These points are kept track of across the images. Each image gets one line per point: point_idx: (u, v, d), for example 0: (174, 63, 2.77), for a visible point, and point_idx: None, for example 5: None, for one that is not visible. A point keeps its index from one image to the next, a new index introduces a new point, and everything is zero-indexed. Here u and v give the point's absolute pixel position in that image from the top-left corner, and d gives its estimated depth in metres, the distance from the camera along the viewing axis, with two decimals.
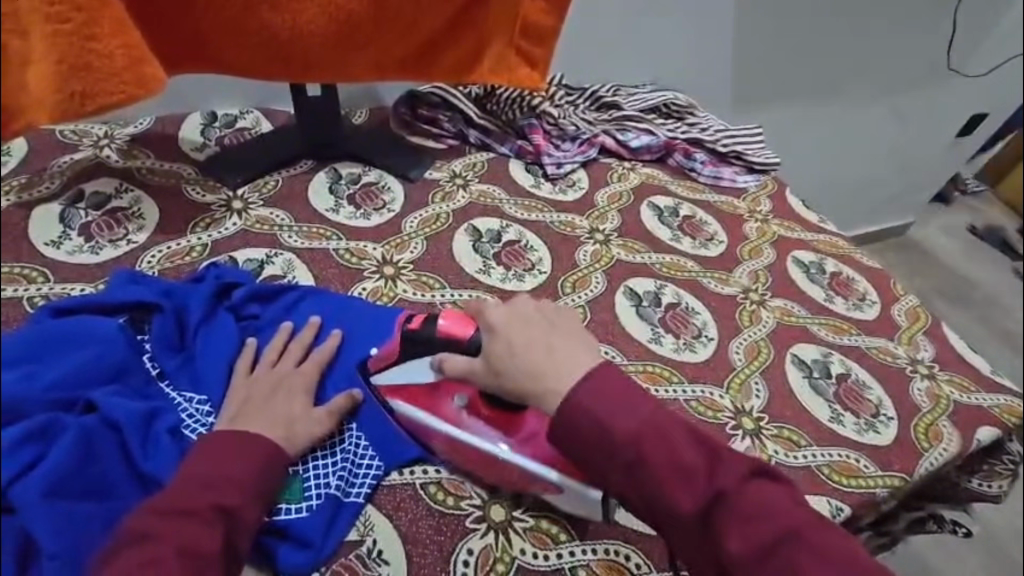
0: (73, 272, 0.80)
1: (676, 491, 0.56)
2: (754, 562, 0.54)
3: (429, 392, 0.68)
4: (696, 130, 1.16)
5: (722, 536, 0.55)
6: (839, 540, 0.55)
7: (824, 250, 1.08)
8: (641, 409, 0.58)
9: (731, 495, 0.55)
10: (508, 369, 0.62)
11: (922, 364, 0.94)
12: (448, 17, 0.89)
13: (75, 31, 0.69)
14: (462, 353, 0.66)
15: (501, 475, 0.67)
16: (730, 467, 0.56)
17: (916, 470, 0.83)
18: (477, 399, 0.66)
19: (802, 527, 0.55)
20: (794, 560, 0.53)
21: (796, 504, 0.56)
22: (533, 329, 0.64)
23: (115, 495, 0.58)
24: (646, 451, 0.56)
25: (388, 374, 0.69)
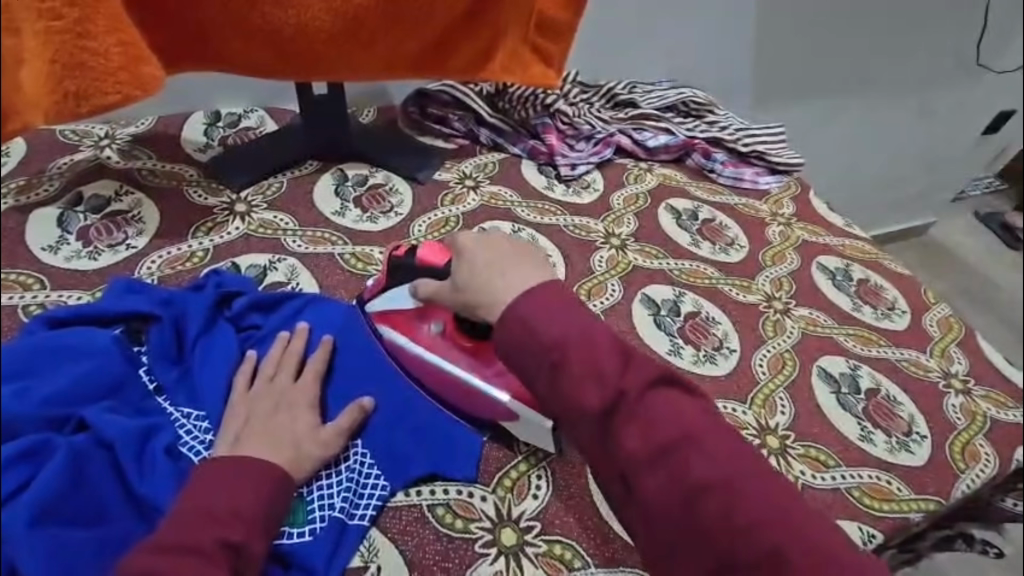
0: (70, 278, 0.77)
1: (582, 387, 0.53)
2: (646, 464, 0.52)
3: (411, 318, 0.69)
4: (715, 129, 1.11)
5: (620, 436, 0.53)
6: (735, 447, 0.54)
7: (851, 256, 1.03)
8: (566, 309, 0.56)
9: (637, 397, 0.53)
10: (468, 288, 0.62)
11: (956, 378, 0.89)
12: (461, 12, 0.85)
13: (68, 29, 0.65)
14: (434, 278, 0.67)
15: (465, 401, 0.69)
16: (641, 370, 0.54)
17: (952, 494, 0.79)
18: (453, 326, 0.67)
19: (702, 434, 0.53)
20: (686, 464, 0.52)
21: (701, 411, 0.55)
22: (501, 251, 0.63)
23: (109, 520, 0.56)
24: (563, 349, 0.54)
25: (375, 299, 0.71)
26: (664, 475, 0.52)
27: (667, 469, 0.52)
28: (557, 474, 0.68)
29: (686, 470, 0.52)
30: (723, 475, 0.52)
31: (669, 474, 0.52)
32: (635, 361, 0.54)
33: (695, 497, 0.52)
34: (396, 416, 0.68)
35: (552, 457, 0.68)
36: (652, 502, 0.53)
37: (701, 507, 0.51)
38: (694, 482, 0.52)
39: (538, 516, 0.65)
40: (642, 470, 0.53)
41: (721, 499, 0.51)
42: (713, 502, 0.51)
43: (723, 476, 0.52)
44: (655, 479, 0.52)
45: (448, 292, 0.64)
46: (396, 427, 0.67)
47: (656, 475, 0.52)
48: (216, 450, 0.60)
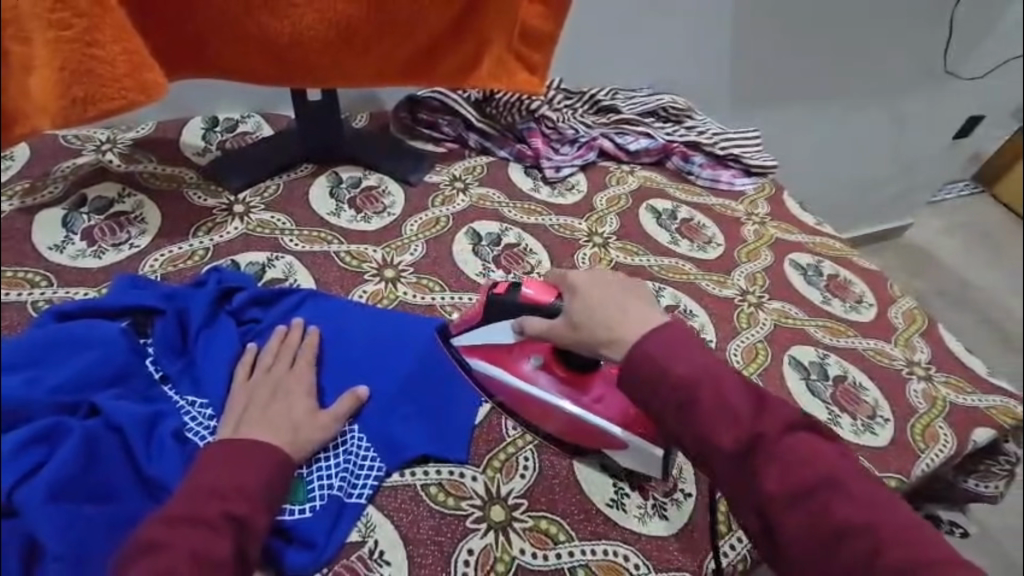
0: (76, 276, 0.81)
1: (716, 427, 0.54)
2: (786, 503, 0.53)
3: (507, 353, 0.71)
4: (693, 133, 1.18)
5: (758, 475, 0.54)
6: (877, 490, 0.54)
7: (821, 253, 1.08)
8: (698, 352, 0.57)
9: (775, 439, 0.54)
10: (585, 324, 0.62)
11: (919, 366, 0.95)
12: (449, 21, 0.90)
13: (77, 38, 0.69)
14: (542, 315, 0.67)
15: (567, 430, 0.71)
16: (775, 411, 0.55)
17: (913, 472, 0.84)
18: (552, 358, 0.69)
19: (845, 477, 0.53)
20: (828, 504, 0.52)
21: (839, 454, 0.55)
22: (616, 288, 0.64)
23: (119, 499, 0.59)
24: (696, 391, 0.55)
25: (468, 333, 0.73)
26: (804, 513, 0.53)
27: (806, 508, 0.53)
28: (543, 455, 0.72)
29: (829, 511, 0.52)
30: (867, 516, 0.52)
31: (810, 513, 0.53)
32: (769, 404, 0.55)
33: (840, 538, 0.52)
34: (392, 405, 0.72)
35: (540, 441, 0.73)
36: (794, 543, 0.53)
37: (848, 547, 0.51)
38: (840, 523, 0.52)
39: (526, 493, 0.69)
40: (782, 509, 0.53)
41: (868, 541, 0.51)
42: (860, 543, 0.51)
43: (867, 518, 0.52)
44: (794, 516, 0.53)
45: (561, 328, 0.64)
46: (393, 414, 0.71)
47: (797, 513, 0.53)
48: (219, 433, 0.63)
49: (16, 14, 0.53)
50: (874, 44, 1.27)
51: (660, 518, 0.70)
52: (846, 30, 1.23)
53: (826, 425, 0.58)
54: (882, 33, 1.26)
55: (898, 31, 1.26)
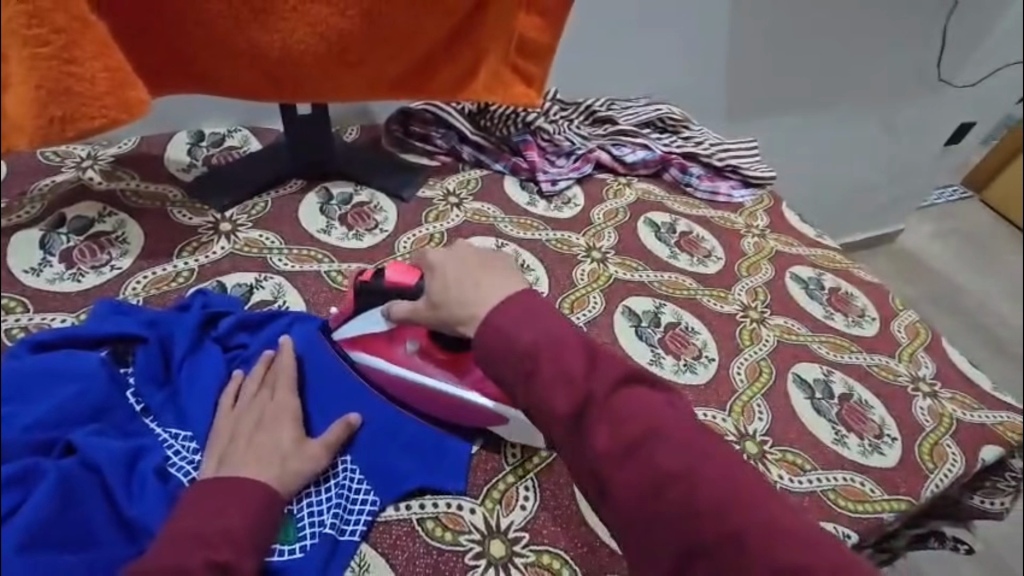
0: (55, 300, 0.77)
1: (552, 391, 0.54)
2: (616, 461, 0.52)
3: (382, 340, 0.70)
4: (691, 144, 1.16)
5: (589, 433, 0.53)
6: (701, 438, 0.54)
7: (822, 266, 1.07)
8: (542, 320, 0.57)
9: (605, 397, 0.53)
10: (444, 303, 0.62)
11: (924, 382, 0.93)
12: (446, 32, 0.87)
13: (55, 55, 0.65)
14: (408, 297, 0.67)
15: (453, 412, 0.70)
16: (609, 370, 0.55)
17: (922, 494, 0.82)
18: (427, 343, 0.68)
19: (669, 429, 0.53)
20: (654, 457, 0.52)
21: (669, 407, 0.55)
22: (472, 265, 0.64)
23: (97, 545, 0.56)
24: (535, 356, 0.55)
25: (344, 327, 0.72)
26: (634, 469, 0.52)
27: (636, 465, 0.52)
28: (544, 485, 0.69)
29: (653, 464, 0.52)
30: (685, 465, 0.51)
31: (638, 468, 0.52)
32: (602, 362, 0.55)
33: (662, 489, 0.51)
34: (385, 434, 0.69)
35: (541, 468, 0.70)
36: (623, 501, 0.52)
37: (667, 498, 0.51)
38: (662, 473, 0.51)
39: (526, 526, 0.66)
40: (613, 468, 0.52)
41: (685, 489, 0.51)
42: (678, 492, 0.51)
43: (687, 467, 0.51)
44: (625, 473, 0.52)
45: (424, 310, 0.64)
46: (386, 443, 0.68)
47: (626, 471, 0.52)
48: (203, 470, 0.60)
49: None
50: (869, 55, 1.27)
51: None
52: (841, 41, 1.23)
53: (662, 381, 0.58)
54: (876, 43, 1.26)
55: (892, 41, 1.27)
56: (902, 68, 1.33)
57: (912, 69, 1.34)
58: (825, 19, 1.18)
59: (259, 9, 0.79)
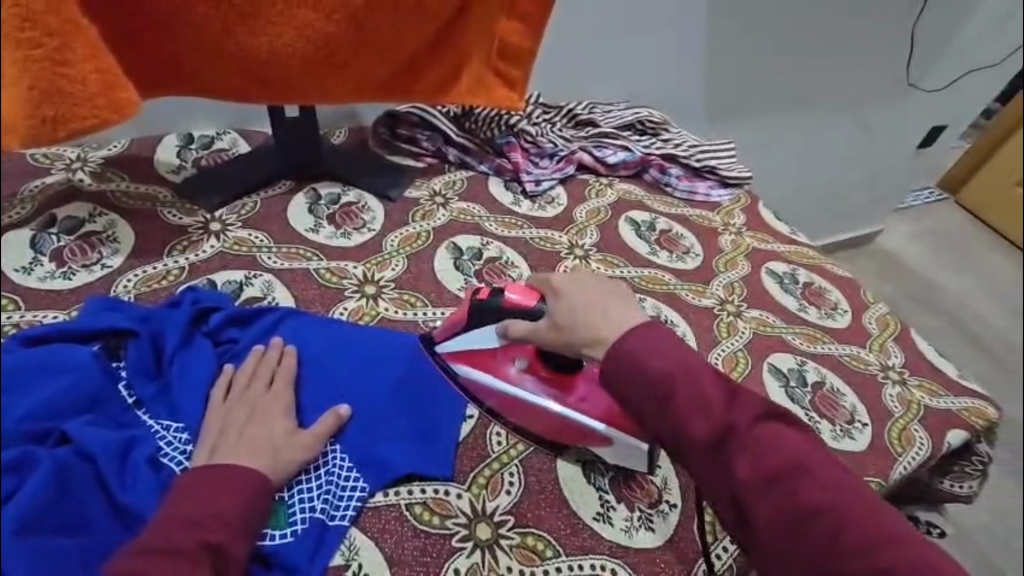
0: (44, 298, 0.78)
1: (692, 418, 0.56)
2: (758, 490, 0.54)
3: (491, 357, 0.73)
4: (670, 146, 1.20)
5: (731, 462, 0.54)
6: (839, 474, 0.55)
7: (796, 261, 1.11)
8: (672, 350, 0.59)
9: (746, 429, 0.55)
10: (570, 327, 0.65)
11: (893, 370, 0.97)
12: (430, 37, 0.90)
13: (47, 57, 0.67)
14: (525, 318, 0.69)
15: (554, 430, 0.72)
16: (747, 402, 0.57)
17: (891, 475, 0.86)
18: (536, 360, 0.72)
19: (811, 463, 0.54)
20: (796, 489, 0.53)
21: (808, 443, 0.56)
22: (599, 291, 0.66)
23: (92, 531, 0.58)
24: (672, 385, 0.57)
25: (451, 340, 0.74)
26: (774, 500, 0.53)
27: (778, 495, 0.53)
28: (528, 470, 0.71)
29: (797, 497, 0.53)
30: (830, 499, 0.52)
31: (781, 499, 0.53)
32: (740, 394, 0.57)
33: (807, 521, 0.52)
34: (377, 424, 0.71)
35: (526, 454, 0.73)
36: (765, 529, 0.53)
37: (815, 532, 0.52)
38: (806, 506, 0.52)
39: (511, 510, 0.68)
40: (755, 497, 0.54)
41: (830, 522, 0.52)
42: (825, 526, 0.52)
43: (830, 500, 0.52)
44: (766, 503, 0.53)
45: (542, 331, 0.67)
46: (377, 433, 0.70)
47: (768, 500, 0.53)
48: (195, 459, 0.62)
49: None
50: (839, 60, 1.32)
51: (647, 530, 0.70)
52: (812, 46, 1.27)
53: (799, 419, 0.59)
54: (845, 48, 1.31)
55: (861, 46, 1.32)
56: (871, 72, 1.38)
57: (881, 74, 1.39)
58: (796, 25, 1.23)
59: (247, 13, 0.82)
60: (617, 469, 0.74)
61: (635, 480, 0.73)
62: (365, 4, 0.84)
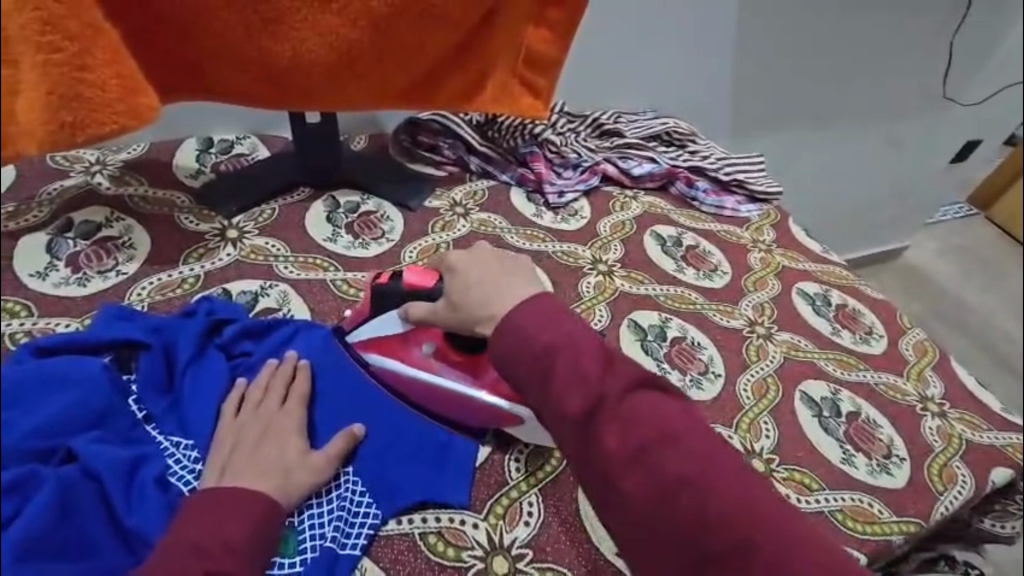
0: (57, 305, 0.76)
1: (566, 391, 0.52)
2: (625, 465, 0.51)
3: (400, 343, 0.71)
4: (697, 158, 1.15)
5: (600, 436, 0.51)
6: (713, 445, 0.52)
7: (829, 282, 1.06)
8: (558, 322, 0.56)
9: (616, 401, 0.52)
10: (464, 304, 0.62)
11: (932, 402, 0.93)
12: (454, 44, 0.88)
13: (67, 61, 0.65)
14: (424, 298, 0.67)
15: (464, 413, 0.70)
16: (623, 374, 0.53)
17: (932, 516, 0.81)
18: (444, 344, 0.68)
19: (682, 435, 0.51)
20: (662, 463, 0.50)
21: (684, 415, 0.52)
22: (493, 267, 0.64)
23: (96, 554, 0.56)
24: (554, 359, 0.54)
25: (359, 329, 0.72)
26: (643, 474, 0.50)
27: (644, 468, 0.50)
28: (548, 500, 0.68)
29: (663, 469, 0.50)
30: (697, 472, 0.50)
31: (648, 472, 0.50)
32: (617, 365, 0.53)
33: (672, 495, 0.50)
34: (389, 445, 0.68)
35: (545, 483, 0.69)
36: (633, 505, 0.51)
37: (678, 506, 0.49)
38: (670, 478, 0.50)
39: (530, 543, 0.65)
40: (622, 471, 0.51)
41: (694, 496, 0.49)
42: (688, 500, 0.49)
43: (698, 473, 0.50)
44: (634, 478, 0.50)
45: (444, 313, 0.65)
46: (389, 455, 0.67)
47: (636, 475, 0.50)
48: (204, 481, 0.60)
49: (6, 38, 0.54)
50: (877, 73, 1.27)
51: None
52: (849, 59, 1.23)
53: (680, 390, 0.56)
54: (883, 62, 1.26)
55: (898, 59, 1.27)
56: (909, 87, 1.32)
57: (920, 88, 1.34)
58: (834, 38, 1.18)
59: (269, 18, 0.80)
60: None
61: None
62: (390, 9, 0.81)
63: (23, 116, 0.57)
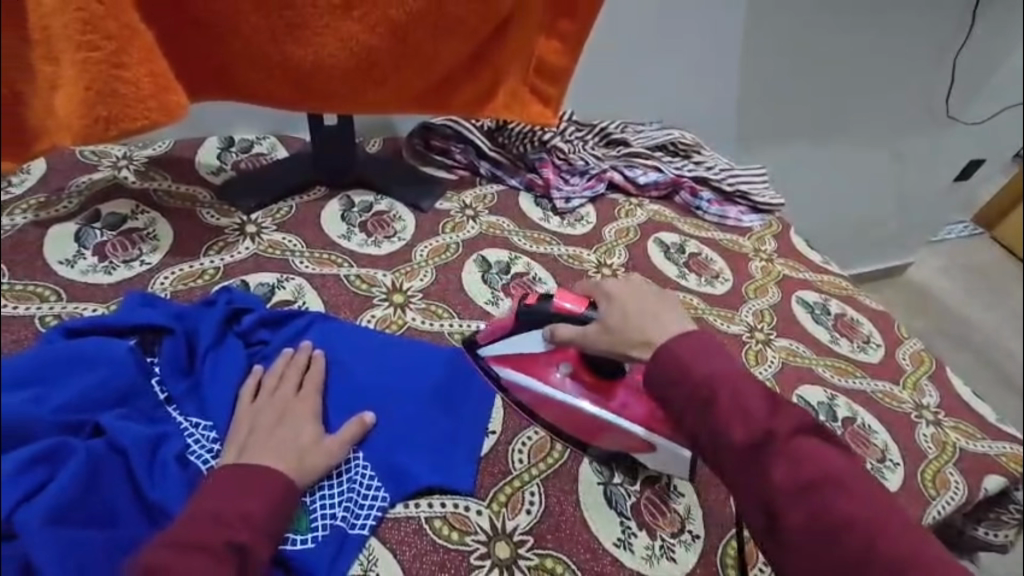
0: (86, 291, 0.81)
1: (731, 424, 0.56)
2: (791, 498, 0.54)
3: (537, 361, 0.74)
4: (702, 169, 1.19)
5: (767, 469, 0.55)
6: (875, 493, 0.55)
7: (828, 291, 1.09)
8: (718, 359, 0.59)
9: (785, 440, 0.55)
10: (621, 330, 0.66)
11: (927, 410, 0.95)
12: (469, 52, 0.92)
13: (104, 59, 0.71)
14: (575, 323, 0.70)
15: (591, 432, 0.73)
16: (787, 414, 0.57)
17: (923, 519, 0.84)
18: (580, 365, 0.72)
19: (846, 477, 0.55)
20: (831, 500, 0.54)
21: (844, 459, 0.56)
22: (650, 300, 0.67)
23: (118, 524, 0.58)
24: (715, 391, 0.57)
25: (497, 343, 0.76)
26: (807, 509, 0.54)
27: (809, 503, 0.54)
28: (550, 491, 0.71)
29: (831, 508, 0.54)
30: (862, 513, 0.54)
31: (813, 508, 0.54)
32: (783, 407, 0.57)
33: (838, 532, 0.53)
34: (400, 433, 0.71)
35: (548, 475, 0.72)
36: (797, 535, 0.54)
37: (848, 544, 0.53)
38: (837, 517, 0.53)
39: (531, 530, 0.68)
40: (787, 504, 0.55)
41: (862, 536, 0.53)
42: (857, 539, 0.53)
43: (862, 515, 0.53)
44: (798, 510, 0.54)
45: (595, 336, 0.68)
46: (400, 441, 0.70)
47: (800, 509, 0.54)
48: (222, 458, 0.62)
49: (48, 36, 0.63)
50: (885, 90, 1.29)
51: (667, 560, 0.70)
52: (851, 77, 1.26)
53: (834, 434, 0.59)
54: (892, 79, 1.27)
55: (902, 76, 1.29)
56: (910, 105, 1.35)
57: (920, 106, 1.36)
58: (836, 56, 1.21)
59: (292, 25, 0.84)
60: (638, 495, 0.72)
61: (657, 506, 0.72)
62: (409, 17, 0.85)
63: (59, 113, 0.63)
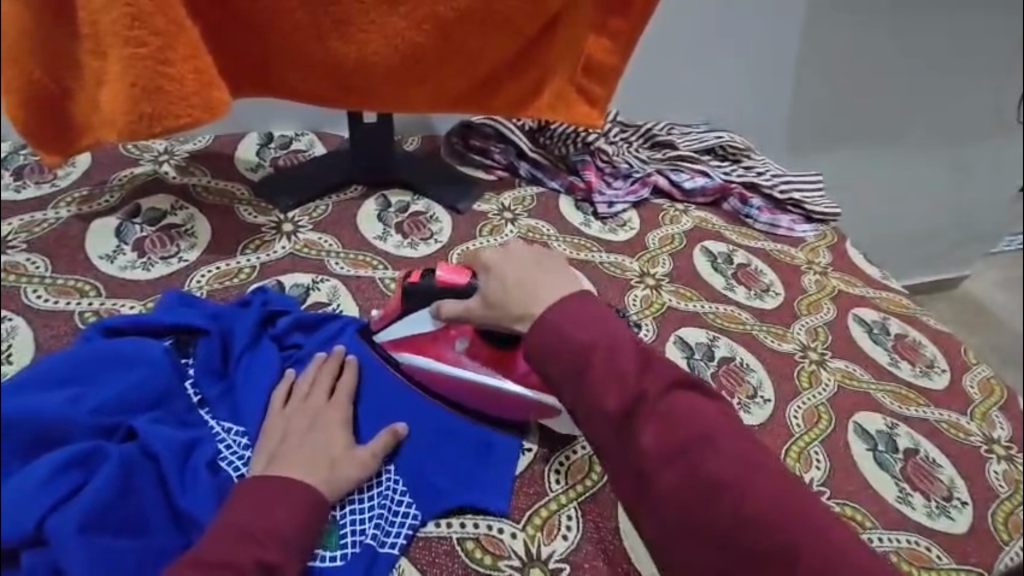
0: (123, 286, 0.80)
1: (604, 389, 0.53)
2: (663, 461, 0.52)
3: (432, 341, 0.71)
4: (753, 174, 1.04)
5: (638, 433, 0.53)
6: (751, 446, 0.53)
7: (889, 310, 1.01)
8: (596, 320, 0.56)
9: (656, 400, 0.53)
10: (501, 303, 0.64)
11: (998, 444, 0.88)
12: (515, 51, 0.88)
13: (151, 55, 0.70)
14: (457, 297, 0.69)
15: (497, 406, 0.71)
16: (661, 372, 0.54)
17: (996, 566, 0.77)
18: (475, 340, 0.69)
19: (720, 435, 0.52)
20: (702, 462, 0.51)
21: (720, 415, 0.54)
22: (529, 266, 0.65)
23: (150, 533, 0.57)
24: (591, 356, 0.55)
25: (391, 327, 0.73)
26: (681, 471, 0.52)
27: (683, 466, 0.52)
28: (588, 516, 0.67)
29: (700, 468, 0.52)
30: (735, 471, 0.51)
31: (686, 469, 0.52)
32: (656, 365, 0.54)
33: (709, 493, 0.51)
34: (430, 447, 0.68)
35: (584, 498, 0.68)
36: (669, 501, 0.52)
37: (716, 502, 0.51)
38: (710, 478, 0.51)
39: (568, 557, 0.64)
40: (659, 469, 0.52)
41: (734, 494, 0.51)
42: (727, 498, 0.51)
43: (736, 472, 0.51)
44: (672, 474, 0.52)
45: (481, 310, 0.66)
46: (432, 455, 0.67)
47: (672, 472, 0.52)
48: (252, 468, 0.61)
49: (98, 32, 0.69)
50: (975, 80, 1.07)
51: None
52: None
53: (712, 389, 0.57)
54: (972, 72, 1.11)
55: None
56: None
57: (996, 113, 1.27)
58: None
59: (336, 19, 0.82)
60: None
61: None
62: (457, 15, 0.83)
63: (106, 108, 0.72)
